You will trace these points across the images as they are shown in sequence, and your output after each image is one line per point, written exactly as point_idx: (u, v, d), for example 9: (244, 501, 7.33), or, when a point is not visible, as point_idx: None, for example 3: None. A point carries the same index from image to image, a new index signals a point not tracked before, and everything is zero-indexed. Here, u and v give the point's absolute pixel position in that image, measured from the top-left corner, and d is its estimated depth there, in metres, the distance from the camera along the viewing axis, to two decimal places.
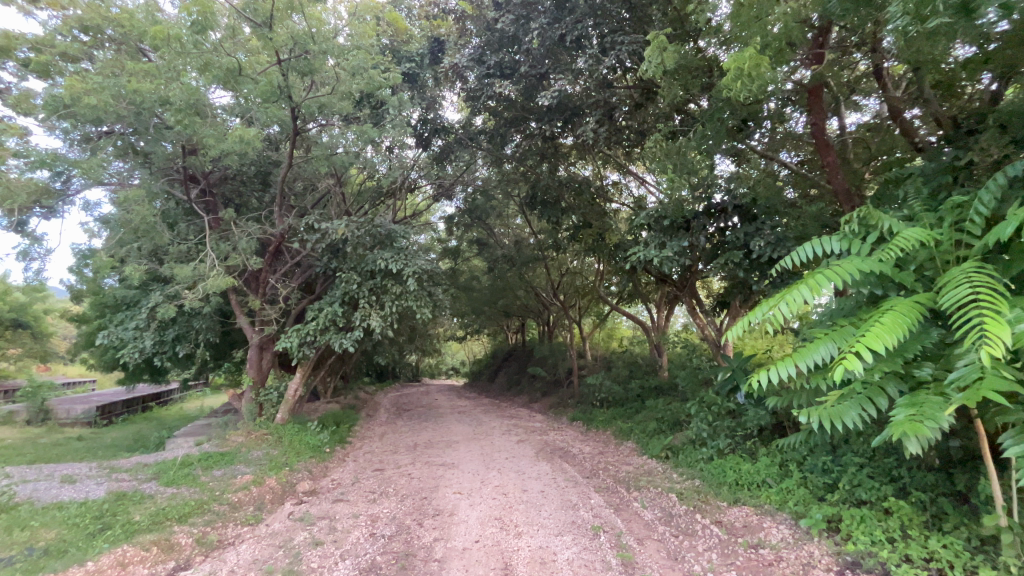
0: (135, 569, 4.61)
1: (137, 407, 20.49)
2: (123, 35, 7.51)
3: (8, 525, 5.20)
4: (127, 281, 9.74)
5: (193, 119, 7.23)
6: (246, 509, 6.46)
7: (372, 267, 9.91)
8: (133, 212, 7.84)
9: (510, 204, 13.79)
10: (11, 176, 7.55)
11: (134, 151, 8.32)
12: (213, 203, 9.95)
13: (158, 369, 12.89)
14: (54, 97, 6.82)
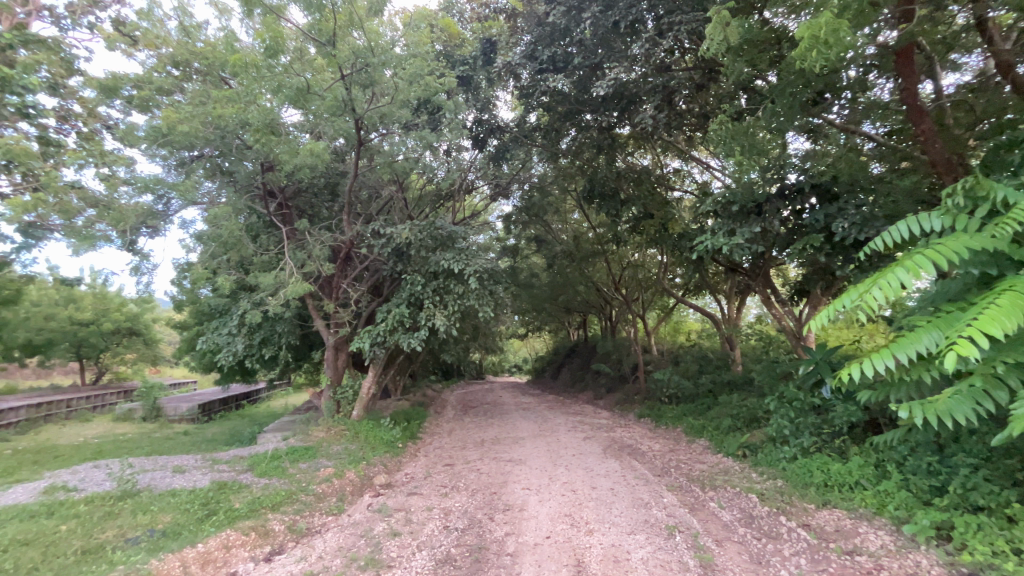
0: (237, 551, 5.09)
1: (232, 405, 22.59)
2: (208, 66, 8.24)
3: (134, 509, 5.91)
4: (219, 291, 10.70)
5: (270, 139, 7.82)
6: (330, 500, 6.90)
7: (436, 268, 10.24)
8: (222, 228, 8.60)
9: (567, 199, 13.70)
10: (122, 201, 8.54)
11: (221, 171, 9.04)
12: (290, 214, 10.68)
13: (248, 370, 14.07)
14: (154, 129, 7.63)
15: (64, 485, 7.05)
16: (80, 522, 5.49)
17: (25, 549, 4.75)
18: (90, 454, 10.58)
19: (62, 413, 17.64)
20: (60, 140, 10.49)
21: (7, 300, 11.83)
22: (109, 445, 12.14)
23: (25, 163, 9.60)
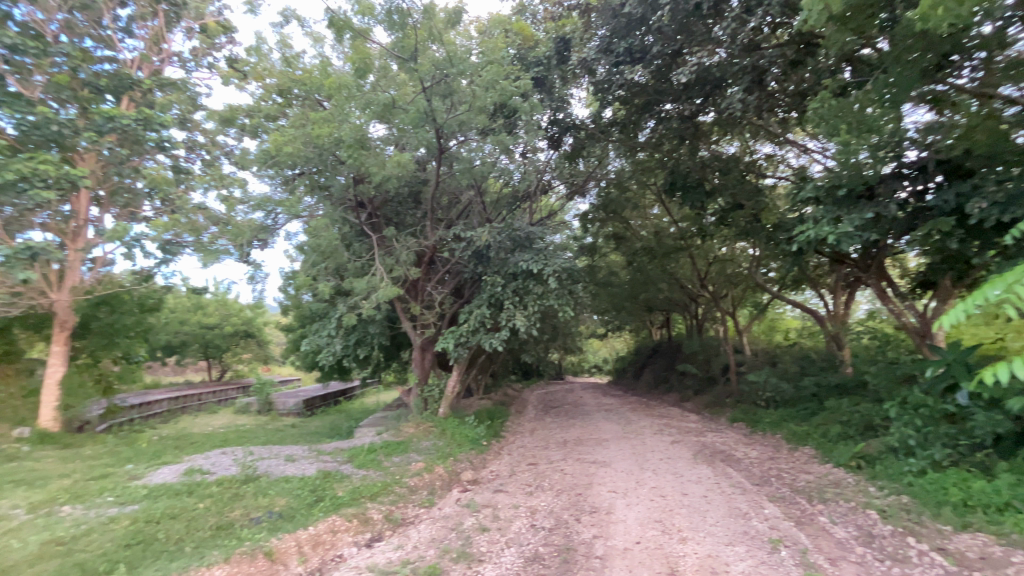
0: (342, 536, 5.51)
1: (331, 401, 24.52)
2: (306, 91, 9.02)
3: (256, 492, 6.62)
4: (319, 296, 11.67)
5: (361, 153, 8.39)
6: (422, 493, 7.25)
7: (515, 269, 10.37)
8: (321, 238, 9.38)
9: (647, 193, 13.25)
10: (239, 218, 9.60)
11: (319, 186, 9.77)
12: (378, 223, 11.36)
13: (345, 369, 15.18)
14: (264, 152, 8.50)
15: (200, 468, 8.07)
16: (214, 501, 6.25)
17: (173, 522, 5.50)
18: (218, 442, 12.01)
19: (195, 406, 20.18)
20: (190, 169, 12.06)
21: (152, 308, 13.79)
22: (232, 434, 13.69)
23: (164, 190, 11.13)
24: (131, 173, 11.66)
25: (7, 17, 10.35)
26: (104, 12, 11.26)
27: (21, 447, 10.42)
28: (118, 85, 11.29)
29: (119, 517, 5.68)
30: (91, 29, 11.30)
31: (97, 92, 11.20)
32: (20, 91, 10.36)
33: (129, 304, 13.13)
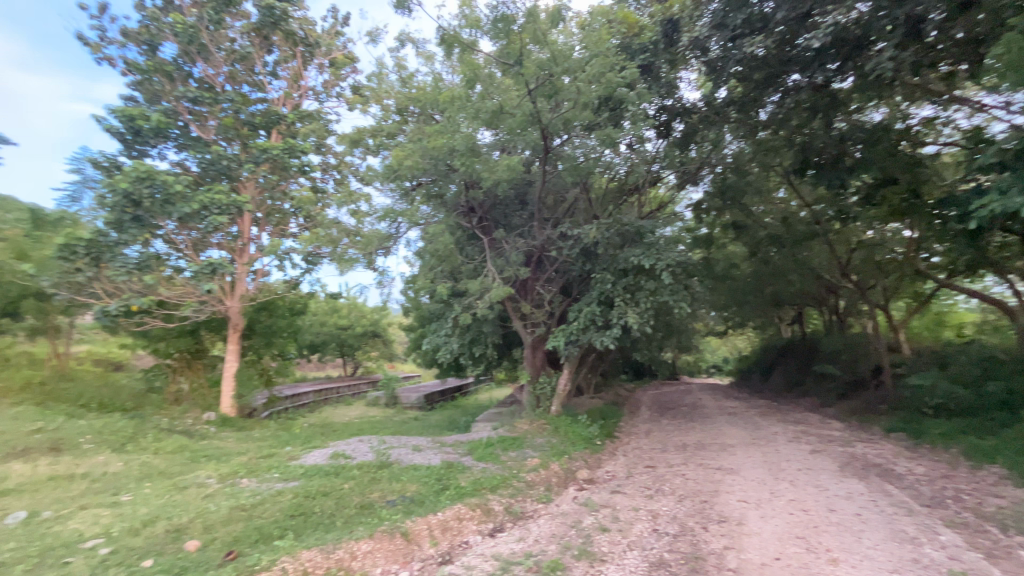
0: (468, 524, 5.82)
1: (449, 397, 26.03)
2: (421, 108, 9.70)
3: (391, 477, 7.27)
4: (436, 298, 12.46)
5: (471, 160, 8.80)
6: (539, 488, 7.38)
7: (625, 265, 10.09)
8: (437, 243, 10.02)
9: (772, 175, 12.04)
10: (367, 229, 10.63)
11: (433, 194, 10.22)
12: (488, 226, 11.74)
13: (461, 366, 16.02)
14: (388, 168, 9.34)
15: (343, 453, 9.09)
16: (356, 483, 6.99)
17: (325, 499, 6.25)
18: (355, 430, 13.41)
19: (335, 398, 22.74)
20: (326, 188, 13.65)
21: (300, 312, 15.84)
22: (366, 424, 15.18)
23: (307, 208, 12.75)
24: (280, 197, 13.39)
25: (190, 76, 12.63)
26: (256, 61, 13.26)
27: (210, 428, 12.64)
28: (269, 122, 13.22)
29: (284, 491, 6.62)
30: (247, 77, 13.27)
31: (254, 129, 13.20)
32: (200, 135, 12.62)
33: (283, 308, 15.23)
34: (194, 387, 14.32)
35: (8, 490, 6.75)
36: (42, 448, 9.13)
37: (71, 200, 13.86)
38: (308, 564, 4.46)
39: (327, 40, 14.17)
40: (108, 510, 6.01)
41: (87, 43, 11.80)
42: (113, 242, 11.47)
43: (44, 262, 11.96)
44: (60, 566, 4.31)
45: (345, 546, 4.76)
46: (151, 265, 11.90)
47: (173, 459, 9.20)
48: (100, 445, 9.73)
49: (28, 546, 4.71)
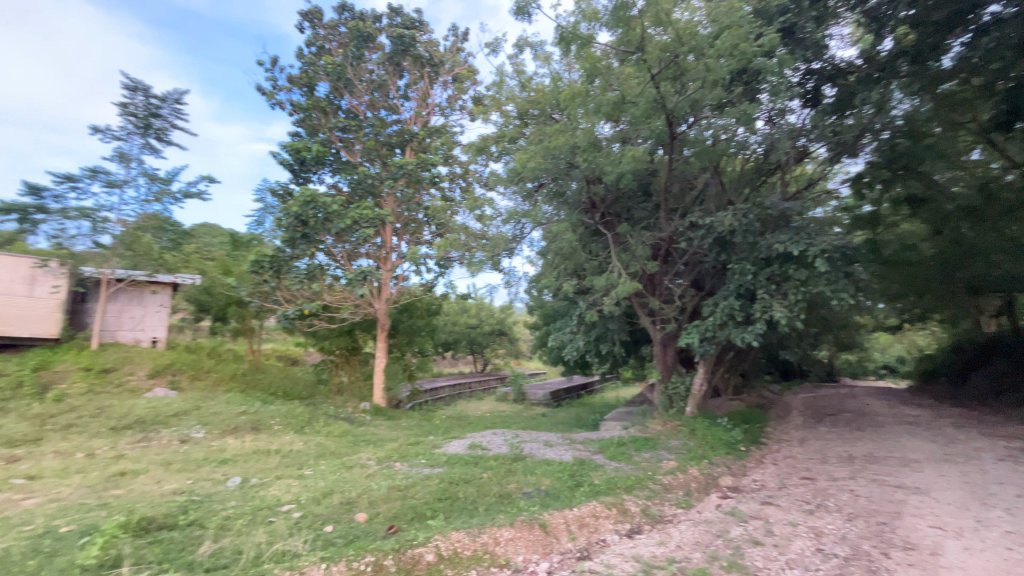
0: (604, 522, 5.76)
1: (575, 394, 26.08)
2: (541, 109, 9.87)
3: (526, 469, 7.54)
4: (560, 296, 12.56)
5: (594, 155, 8.70)
6: (678, 492, 7.02)
7: (768, 253, 9.14)
8: (562, 242, 10.07)
9: (961, 135, 9.93)
10: (494, 232, 11.05)
11: (556, 194, 10.16)
12: (612, 222, 11.29)
13: (587, 364, 15.94)
14: (513, 172, 9.69)
15: (480, 444, 9.63)
16: (494, 473, 7.36)
17: (467, 486, 6.69)
18: (488, 424, 14.15)
19: (468, 393, 24.18)
20: (454, 196, 14.61)
21: (435, 312, 17.17)
22: (498, 418, 15.87)
23: (438, 216, 13.78)
24: (415, 208, 14.59)
25: (340, 108, 14.47)
26: (391, 87, 14.73)
27: (366, 416, 14.33)
28: (403, 140, 14.59)
29: (431, 476, 7.23)
30: (384, 102, 14.74)
31: (391, 148, 14.66)
32: (350, 159, 14.40)
33: (421, 309, 16.66)
34: (353, 380, 16.49)
35: (227, 459, 8.42)
36: (247, 427, 11.22)
37: (258, 224, 16.80)
38: (457, 545, 4.79)
39: (449, 57, 15.18)
40: (296, 481, 7.16)
41: (264, 92, 14.21)
42: (288, 257, 13.53)
43: (242, 276, 14.67)
44: (266, 523, 5.20)
45: (489, 532, 5.04)
46: (317, 275, 13.87)
47: (340, 442, 10.61)
48: (286, 427, 11.63)
49: (244, 505, 5.80)
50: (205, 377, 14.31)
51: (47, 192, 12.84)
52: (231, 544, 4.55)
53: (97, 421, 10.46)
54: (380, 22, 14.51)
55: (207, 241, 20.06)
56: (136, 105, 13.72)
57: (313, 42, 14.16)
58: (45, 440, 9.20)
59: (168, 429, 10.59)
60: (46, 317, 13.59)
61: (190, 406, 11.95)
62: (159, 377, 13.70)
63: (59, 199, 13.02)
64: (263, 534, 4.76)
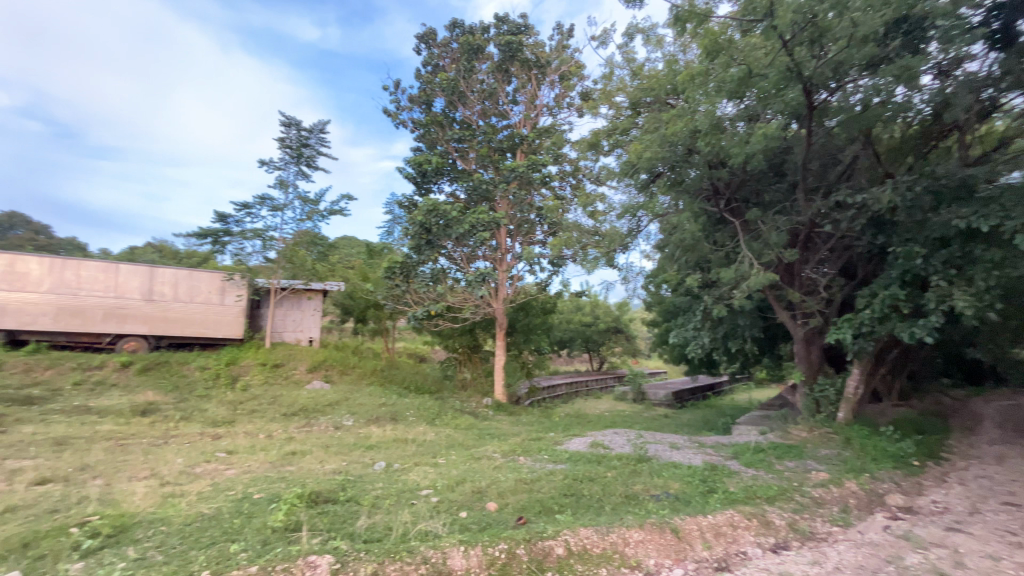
0: (743, 533, 5.33)
1: (699, 395, 24.49)
2: (655, 97, 9.42)
3: (652, 471, 7.29)
4: (682, 290, 11.88)
5: (717, 138, 8.08)
6: (832, 508, 6.22)
7: (943, 232, 7.65)
8: (683, 234, 9.49)
9: None
10: (609, 228, 10.70)
11: (675, 183, 9.53)
12: (739, 209, 10.32)
13: (713, 363, 14.87)
14: (628, 165, 9.39)
15: (602, 443, 9.51)
16: (618, 473, 7.23)
17: (592, 484, 6.66)
18: (608, 423, 13.94)
19: (585, 391, 24.03)
20: (565, 195, 14.63)
21: (550, 310, 17.36)
22: (617, 418, 15.53)
23: (550, 215, 13.92)
24: (527, 209, 14.90)
25: (455, 121, 15.35)
26: (500, 94, 15.25)
27: (489, 410, 15.00)
28: (513, 144, 15.02)
29: (555, 471, 7.33)
30: (495, 109, 15.30)
31: (502, 153, 15.17)
32: (465, 168, 15.20)
33: (536, 308, 16.98)
34: (475, 376, 17.43)
35: (373, 445, 9.44)
36: (387, 417, 12.45)
37: (388, 234, 18.55)
38: (586, 541, 4.80)
39: (555, 57, 15.25)
40: (431, 468, 7.77)
41: (390, 114, 15.64)
42: (415, 263, 14.75)
43: (378, 282, 16.32)
44: (409, 504, 5.71)
45: (618, 532, 4.96)
46: (440, 278, 14.88)
47: (467, 435, 11.27)
48: (419, 418, 12.67)
49: (390, 487, 6.45)
50: (351, 372, 16.21)
51: (230, 217, 15.59)
52: (382, 520, 5.08)
53: (273, 408, 12.44)
54: (488, 33, 15.09)
55: (347, 253, 22.71)
56: (291, 138, 16.03)
57: (429, 62, 15.21)
58: (237, 422, 11.19)
59: (325, 416, 12.19)
60: (227, 317, 16.19)
61: (340, 397, 13.62)
62: (316, 371, 15.85)
63: (239, 223, 15.73)
64: (408, 514, 5.25)
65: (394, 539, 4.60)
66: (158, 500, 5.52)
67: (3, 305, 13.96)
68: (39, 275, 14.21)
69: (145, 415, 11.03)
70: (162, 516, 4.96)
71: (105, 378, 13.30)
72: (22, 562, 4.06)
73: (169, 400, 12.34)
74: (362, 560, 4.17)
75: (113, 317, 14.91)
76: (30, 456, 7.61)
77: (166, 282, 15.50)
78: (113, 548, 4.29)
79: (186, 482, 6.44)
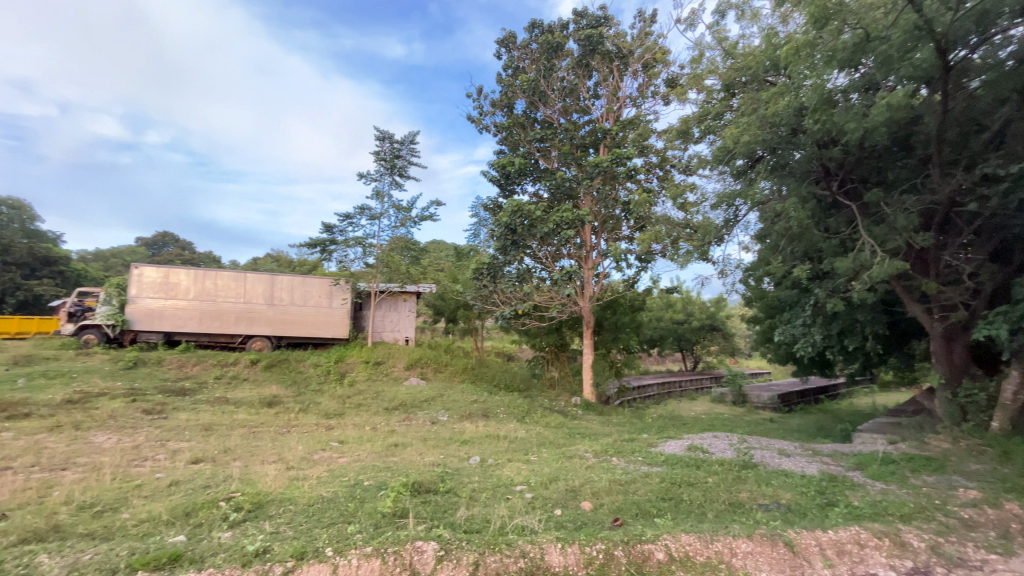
0: (872, 553, 4.75)
1: (811, 399, 22.26)
2: (752, 75, 8.69)
3: (759, 479, 6.77)
4: (787, 284, 10.88)
5: (828, 113, 7.26)
6: (987, 532, 5.33)
7: None
8: (788, 222, 8.69)
9: None
10: (702, 219, 10.13)
11: (778, 166, 8.79)
12: (857, 190, 9.24)
13: (827, 363, 13.44)
14: (722, 151, 8.81)
15: (701, 447, 9.03)
16: (721, 479, 6.81)
17: (691, 489, 6.35)
18: (706, 426, 13.18)
19: (678, 392, 22.94)
20: (652, 187, 14.09)
21: (639, 308, 16.83)
22: (716, 421, 14.61)
23: (637, 209, 13.47)
24: (612, 205, 14.57)
25: (536, 121, 15.45)
26: (581, 89, 15.07)
27: (578, 409, 14.90)
28: (595, 139, 14.76)
29: (651, 474, 7.09)
30: (576, 106, 15.15)
31: (585, 148, 14.98)
32: (547, 167, 15.24)
33: (624, 306, 16.55)
34: (563, 375, 17.40)
35: (467, 440, 9.81)
36: (479, 414, 12.88)
37: (475, 236, 19.17)
38: (688, 548, 4.58)
39: (638, 45, 14.73)
40: (524, 465, 7.89)
41: (473, 120, 16.13)
42: (501, 263, 14.99)
43: (467, 283, 16.92)
44: (505, 499, 5.86)
45: (723, 541, 4.68)
46: (526, 278, 15.05)
47: (557, 433, 11.30)
48: (510, 416, 12.94)
49: (486, 481, 6.66)
50: (445, 369, 16.98)
51: (335, 228, 17.09)
52: (480, 512, 5.26)
53: (376, 403, 13.43)
54: (568, 29, 14.97)
55: (437, 256, 23.81)
56: (385, 151, 17.17)
57: (510, 65, 15.44)
58: (346, 414, 12.24)
59: (422, 411, 12.90)
60: (335, 319, 17.78)
61: (435, 394, 14.34)
62: (412, 368, 16.83)
63: (343, 232, 17.17)
64: (505, 508, 5.38)
65: (492, 532, 4.74)
66: (286, 481, 6.23)
67: (162, 311, 16.55)
68: (187, 285, 16.63)
69: (271, 406, 12.46)
70: (290, 496, 5.57)
71: (239, 373, 15.24)
72: (188, 527, 4.76)
73: (290, 393, 13.84)
74: (464, 549, 4.35)
75: (243, 320, 17.03)
76: (186, 438, 8.95)
77: (285, 288, 17.37)
78: (254, 521, 4.89)
79: (307, 467, 7.17)
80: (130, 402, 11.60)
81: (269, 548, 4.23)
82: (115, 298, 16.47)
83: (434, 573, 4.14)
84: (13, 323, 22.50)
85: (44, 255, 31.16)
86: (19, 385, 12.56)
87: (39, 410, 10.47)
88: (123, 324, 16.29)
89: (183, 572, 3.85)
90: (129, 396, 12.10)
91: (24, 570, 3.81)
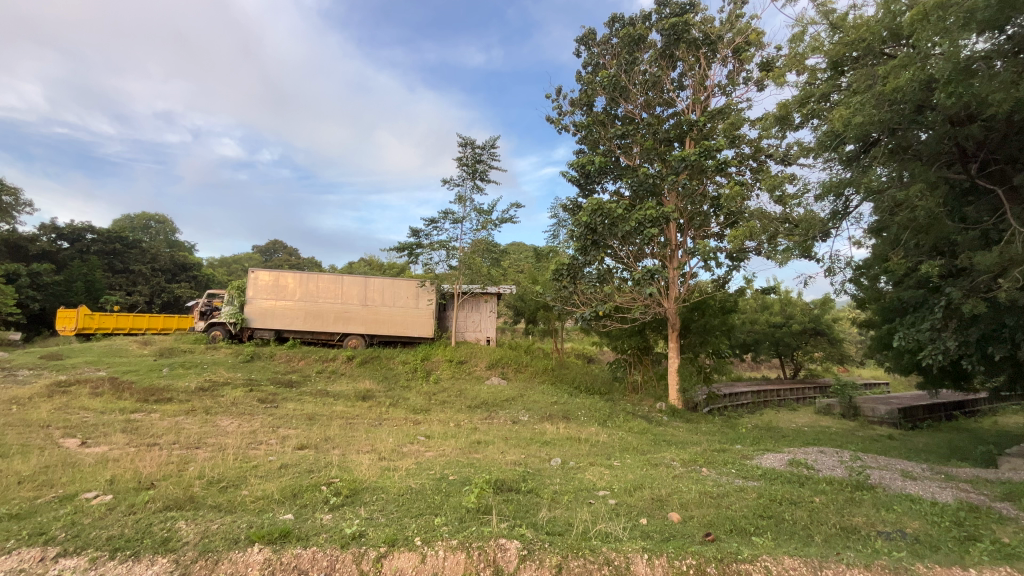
0: None
1: (941, 415, 19.41)
2: (866, 49, 7.74)
3: (878, 503, 6.02)
4: (910, 282, 9.56)
5: (965, 84, 6.23)
6: None
7: None
8: (914, 211, 7.56)
9: None
10: (805, 210, 9.21)
11: (900, 150, 7.77)
12: (1005, 171, 7.84)
13: (962, 374, 11.61)
14: (829, 135, 7.97)
15: (804, 462, 8.22)
16: (829, 500, 6.13)
17: (795, 507, 5.78)
18: (810, 439, 12.00)
19: (776, 402, 21.12)
20: (745, 180, 13.12)
21: (731, 309, 15.72)
22: (822, 434, 13.24)
23: (727, 205, 12.63)
24: (699, 201, 13.69)
25: (617, 117, 15.10)
26: (665, 81, 14.45)
27: (663, 416, 14.24)
28: (681, 132, 13.85)
29: (747, 488, 6.57)
30: (659, 99, 14.57)
31: (669, 143, 14.29)
32: (628, 164, 14.88)
33: (714, 307, 15.58)
34: (647, 379, 16.81)
35: (548, 441, 9.78)
36: (559, 415, 12.81)
37: (554, 238, 19.10)
38: (793, 572, 4.18)
39: (728, 29, 13.80)
40: (607, 470, 7.70)
41: (553, 121, 16.04)
42: (581, 263, 14.78)
43: (547, 284, 16.91)
44: (587, 503, 5.74)
45: (835, 568, 4.21)
46: (607, 278, 14.72)
47: (641, 439, 10.89)
48: (591, 419, 12.73)
49: (569, 483, 6.60)
50: (525, 370, 17.15)
51: (422, 232, 17.96)
52: (563, 515, 5.21)
53: (459, 400, 13.86)
54: (650, 20, 14.39)
55: (517, 258, 24.02)
56: (467, 156, 17.73)
57: (589, 62, 15.17)
58: (432, 410, 12.80)
59: (503, 410, 13.13)
60: (421, 318, 18.67)
61: (516, 393, 14.52)
62: (494, 368, 17.21)
63: (428, 236, 18.03)
64: (587, 513, 5.28)
65: (575, 536, 4.65)
66: (379, 471, 6.63)
67: (273, 311, 18.42)
68: (293, 287, 18.37)
69: (365, 400, 13.38)
70: (382, 484, 5.92)
71: (338, 368, 16.51)
72: (296, 506, 5.24)
73: (380, 389, 14.76)
74: (547, 551, 4.32)
75: (341, 319, 18.44)
76: (293, 426, 9.87)
77: (376, 290, 18.55)
78: (351, 506, 5.26)
79: (397, 459, 7.58)
80: (248, 391, 13.05)
81: (364, 533, 4.50)
82: (236, 299, 18.67)
83: (517, 571, 4.16)
84: (159, 320, 26.41)
85: (182, 262, 36.17)
86: (164, 373, 14.65)
87: (178, 395, 12.12)
88: (242, 322, 18.37)
89: (292, 547, 4.22)
90: (246, 387, 13.58)
91: (167, 533, 4.41)
